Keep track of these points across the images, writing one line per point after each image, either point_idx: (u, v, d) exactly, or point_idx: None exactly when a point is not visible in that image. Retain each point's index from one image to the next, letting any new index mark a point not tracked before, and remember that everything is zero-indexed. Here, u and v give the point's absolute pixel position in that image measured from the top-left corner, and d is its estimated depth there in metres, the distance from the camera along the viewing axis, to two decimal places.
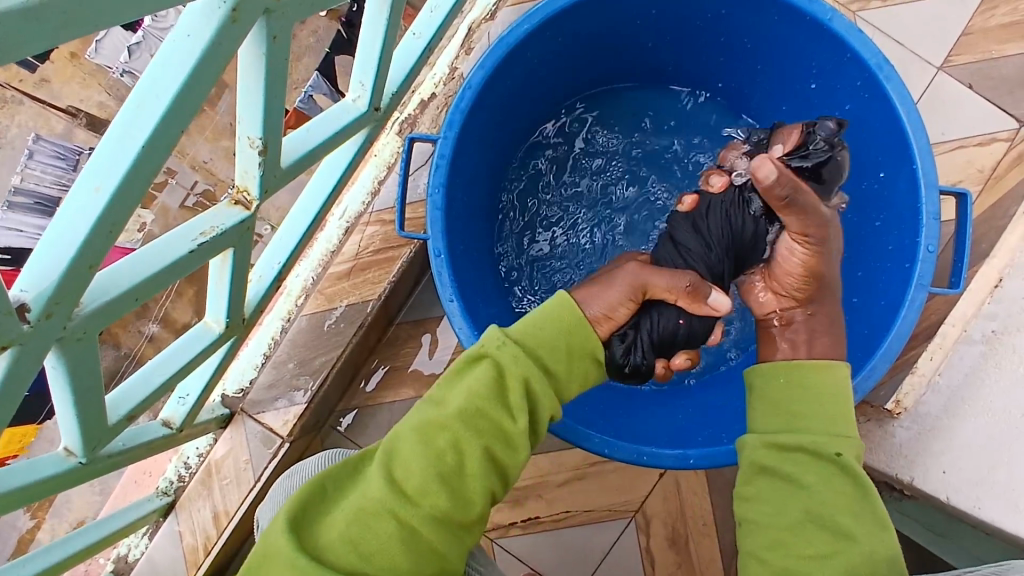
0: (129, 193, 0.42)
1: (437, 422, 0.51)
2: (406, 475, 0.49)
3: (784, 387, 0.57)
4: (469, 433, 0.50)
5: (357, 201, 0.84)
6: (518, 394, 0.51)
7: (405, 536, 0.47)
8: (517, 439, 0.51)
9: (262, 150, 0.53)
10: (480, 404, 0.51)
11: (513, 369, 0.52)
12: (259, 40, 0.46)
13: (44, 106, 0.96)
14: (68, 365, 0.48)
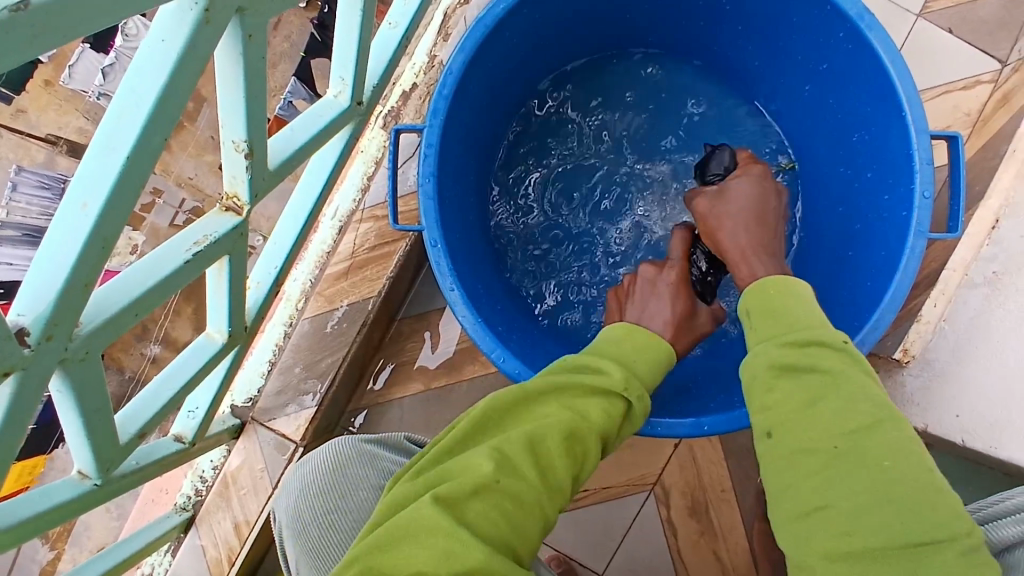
0: (118, 209, 0.42)
1: (582, 424, 0.49)
2: (547, 465, 0.47)
3: (773, 296, 0.53)
4: (600, 445, 0.50)
5: (348, 199, 0.84)
6: (641, 401, 0.53)
7: (540, 522, 0.45)
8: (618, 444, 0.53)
9: (249, 153, 0.52)
10: (615, 406, 0.51)
11: (630, 376, 0.53)
12: (234, 41, 0.45)
13: (23, 137, 0.95)
14: (74, 386, 0.48)
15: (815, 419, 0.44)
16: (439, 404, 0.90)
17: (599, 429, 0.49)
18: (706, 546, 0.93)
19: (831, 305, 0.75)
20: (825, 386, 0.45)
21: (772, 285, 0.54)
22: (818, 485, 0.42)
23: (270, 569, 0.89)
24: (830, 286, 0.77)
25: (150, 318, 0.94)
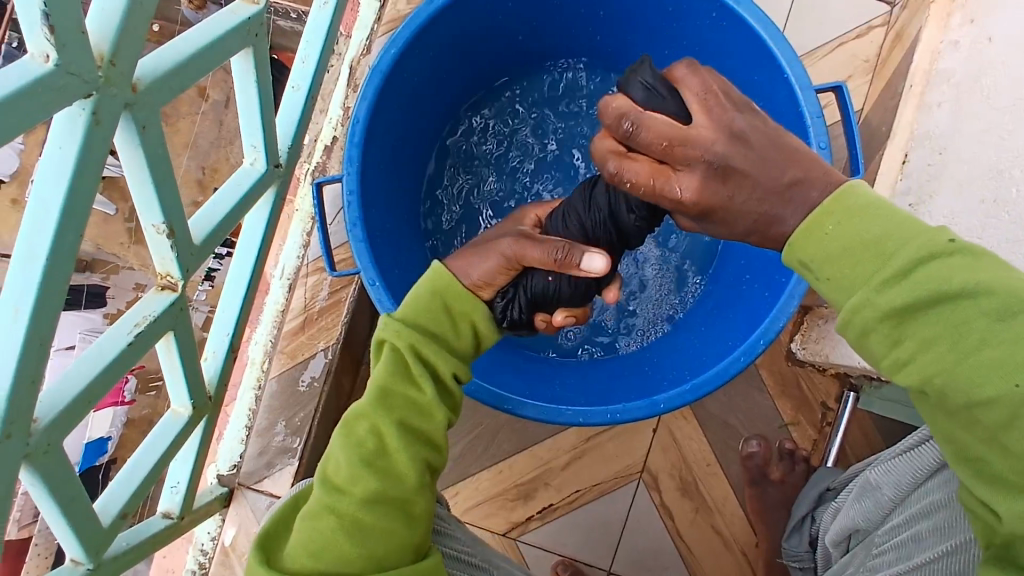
0: (49, 307, 0.45)
1: (352, 414, 0.52)
2: (334, 470, 0.50)
3: (831, 243, 0.44)
4: (383, 413, 0.51)
5: (292, 256, 0.86)
6: (420, 365, 0.52)
7: (347, 528, 0.47)
8: (432, 406, 0.52)
9: (169, 233, 0.56)
10: (384, 382, 0.51)
11: (402, 346, 0.53)
12: (130, 133, 0.49)
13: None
14: (41, 480, 0.50)
15: (970, 365, 0.39)
16: None
17: (388, 415, 0.51)
18: (703, 522, 0.95)
19: (758, 263, 0.78)
20: (959, 306, 0.40)
21: (814, 234, 0.45)
22: (976, 437, 0.40)
23: None
24: (752, 247, 0.80)
25: (154, 409, 0.97)
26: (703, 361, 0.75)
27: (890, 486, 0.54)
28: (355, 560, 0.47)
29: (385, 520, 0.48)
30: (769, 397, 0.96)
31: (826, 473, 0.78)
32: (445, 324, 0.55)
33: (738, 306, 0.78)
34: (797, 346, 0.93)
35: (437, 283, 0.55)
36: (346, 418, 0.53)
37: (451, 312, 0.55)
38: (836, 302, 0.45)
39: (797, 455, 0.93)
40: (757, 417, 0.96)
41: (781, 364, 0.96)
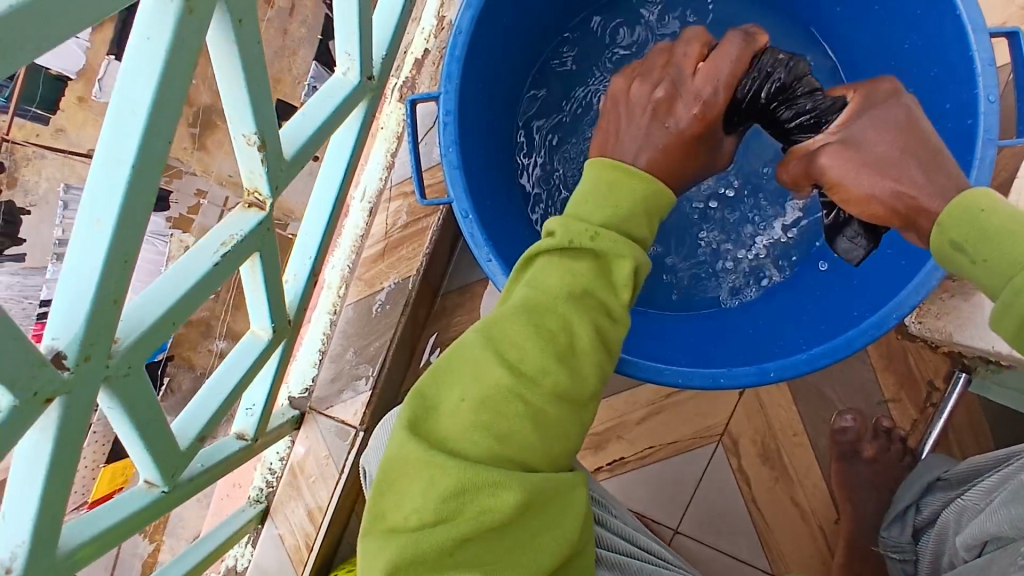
0: (134, 219, 0.41)
1: (541, 304, 0.49)
2: (519, 359, 0.47)
3: (988, 225, 0.43)
4: (580, 310, 0.49)
5: (375, 178, 0.82)
6: (627, 274, 0.50)
7: (533, 421, 0.46)
8: (621, 312, 0.51)
9: (261, 144, 0.51)
10: (587, 286, 0.49)
11: (622, 253, 0.50)
12: (225, 27, 0.43)
13: (66, 155, 0.87)
14: (120, 403, 0.47)
15: None
16: None
17: (588, 314, 0.49)
18: (782, 492, 0.90)
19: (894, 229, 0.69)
20: None
21: (969, 217, 0.44)
22: None
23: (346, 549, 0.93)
24: None
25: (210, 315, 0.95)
26: (818, 329, 0.68)
27: None
28: (536, 452, 0.47)
29: (562, 418, 0.48)
30: (870, 369, 0.89)
31: (937, 462, 0.72)
32: (646, 229, 0.53)
33: (864, 272, 0.70)
34: (911, 319, 0.85)
35: (649, 191, 0.53)
36: (526, 304, 0.49)
37: (649, 216, 0.53)
38: (990, 287, 0.43)
39: (894, 434, 0.87)
40: (854, 389, 0.89)
41: (887, 335, 0.88)
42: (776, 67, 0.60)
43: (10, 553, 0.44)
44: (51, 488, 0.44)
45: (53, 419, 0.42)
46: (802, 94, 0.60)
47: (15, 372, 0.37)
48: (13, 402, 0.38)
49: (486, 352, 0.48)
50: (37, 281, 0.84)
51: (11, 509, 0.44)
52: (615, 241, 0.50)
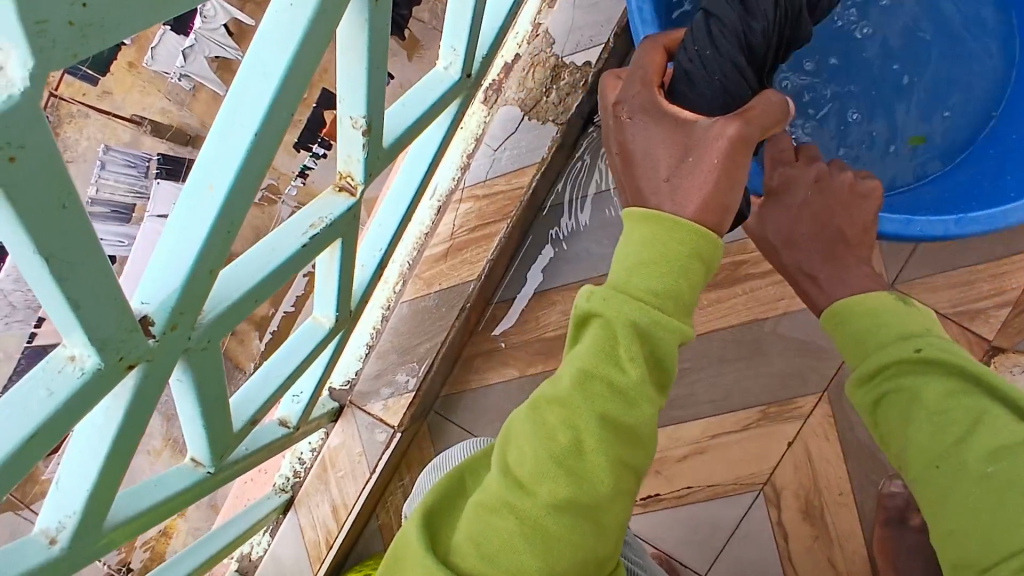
0: (245, 188, 0.39)
1: (546, 398, 0.42)
2: (519, 462, 0.41)
3: (855, 323, 0.54)
4: (581, 402, 0.40)
5: (447, 177, 0.81)
6: (629, 345, 0.40)
7: (528, 536, 0.39)
8: (639, 395, 0.40)
9: (366, 129, 0.49)
10: (585, 368, 0.40)
11: (613, 316, 0.40)
12: (362, 6, 0.42)
13: (111, 117, 0.83)
14: (190, 378, 0.45)
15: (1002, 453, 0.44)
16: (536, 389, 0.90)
17: (594, 408, 0.40)
18: (820, 552, 0.86)
19: None
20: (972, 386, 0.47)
21: (854, 310, 0.55)
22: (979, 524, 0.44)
23: (364, 548, 0.94)
24: None
25: None
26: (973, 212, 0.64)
27: None
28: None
29: (570, 530, 0.39)
30: None
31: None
32: (673, 282, 0.41)
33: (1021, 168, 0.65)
34: None
35: (664, 225, 0.42)
36: (535, 400, 0.43)
37: (679, 262, 0.41)
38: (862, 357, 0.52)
39: None
40: None
41: None
42: (711, 14, 0.49)
43: (58, 522, 0.42)
44: (107, 465, 0.41)
45: (129, 386, 0.39)
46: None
47: (108, 334, 0.34)
48: (97, 366, 0.35)
49: (496, 458, 0.43)
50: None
51: (67, 475, 0.41)
52: (605, 297, 0.41)
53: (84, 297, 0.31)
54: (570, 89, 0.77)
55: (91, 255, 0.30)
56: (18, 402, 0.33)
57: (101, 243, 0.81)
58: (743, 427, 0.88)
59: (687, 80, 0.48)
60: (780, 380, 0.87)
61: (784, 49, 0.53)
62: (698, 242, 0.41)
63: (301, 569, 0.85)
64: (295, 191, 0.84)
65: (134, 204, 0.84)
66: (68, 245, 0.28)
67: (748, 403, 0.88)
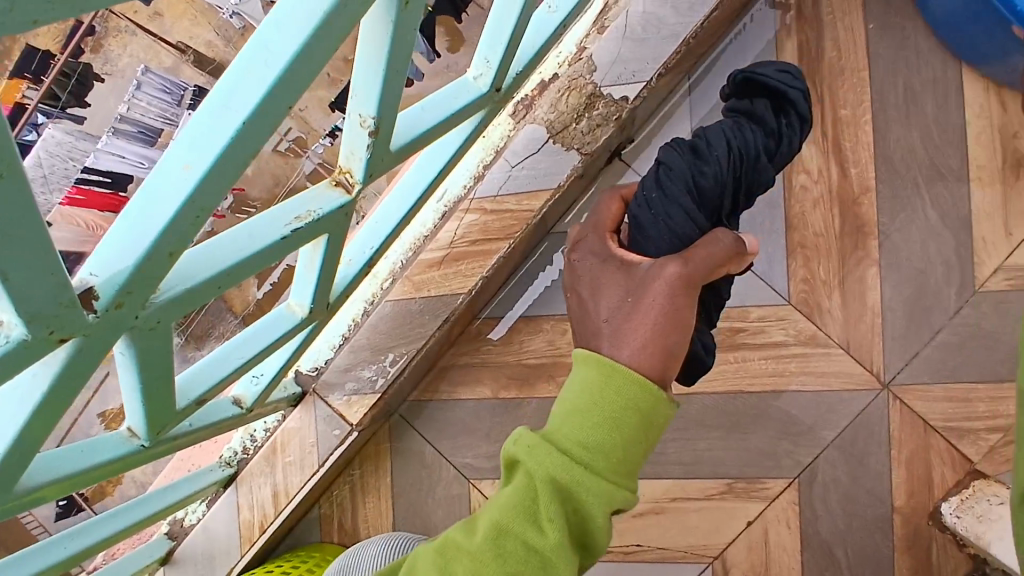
0: (224, 174, 0.36)
1: (458, 545, 0.40)
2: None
3: None
4: (491, 560, 0.39)
5: (459, 184, 0.78)
6: (548, 506, 0.38)
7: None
8: (555, 559, 0.38)
9: (374, 130, 0.47)
10: (500, 522, 0.39)
11: (535, 469, 0.39)
12: (390, 5, 0.40)
13: (157, 39, 0.71)
14: (132, 354, 0.43)
15: None
16: (505, 413, 0.88)
17: (503, 572, 0.38)
18: None
19: None
20: None
21: None
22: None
23: (299, 535, 0.93)
24: None
25: None
26: None
27: None
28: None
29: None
30: (889, 546, 0.82)
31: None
32: (604, 438, 0.39)
33: None
34: (949, 510, 0.78)
35: (607, 382, 0.40)
36: (444, 544, 0.41)
37: (613, 419, 0.40)
38: None
39: None
40: (865, 559, 0.82)
41: (916, 516, 0.81)
42: (664, 164, 0.51)
43: None
44: (27, 430, 0.39)
45: (61, 356, 0.36)
46: (714, 149, 0.51)
47: (38, 308, 0.31)
48: (25, 336, 0.32)
49: None
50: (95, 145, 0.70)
51: None
52: (534, 451, 0.40)
53: (13, 268, 0.28)
54: (601, 121, 0.74)
55: (27, 224, 0.28)
56: None
57: (122, 161, 0.71)
58: (704, 498, 0.85)
59: (640, 224, 0.50)
60: (752, 457, 0.84)
61: (747, 191, 0.53)
62: (639, 405, 0.40)
63: (228, 550, 0.83)
64: (321, 149, 0.77)
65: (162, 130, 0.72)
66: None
67: (716, 473, 0.85)
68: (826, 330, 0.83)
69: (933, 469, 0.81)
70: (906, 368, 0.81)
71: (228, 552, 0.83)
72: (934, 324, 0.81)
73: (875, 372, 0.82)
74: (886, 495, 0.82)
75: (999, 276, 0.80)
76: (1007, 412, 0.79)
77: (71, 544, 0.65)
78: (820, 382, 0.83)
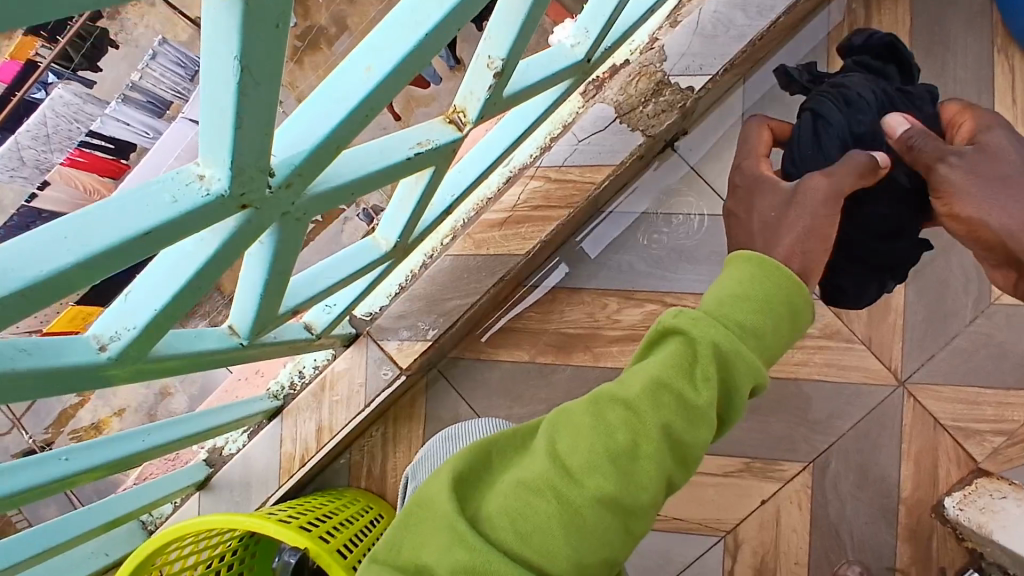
0: (396, 81, 0.41)
1: (613, 395, 0.42)
2: (571, 451, 0.40)
3: None
4: (651, 406, 0.41)
5: (526, 154, 0.83)
6: (708, 364, 0.41)
7: (566, 521, 0.39)
8: (704, 415, 0.41)
9: (499, 72, 0.51)
10: (660, 375, 0.41)
11: (698, 336, 0.41)
12: None
13: (175, 13, 0.97)
14: (274, 245, 0.47)
15: None
16: (538, 377, 0.92)
17: (663, 418, 0.40)
18: None
19: None
20: None
21: None
22: None
23: (325, 479, 0.96)
24: None
25: None
26: None
27: None
28: (563, 562, 0.39)
29: (607, 528, 0.40)
30: (893, 535, 0.86)
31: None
32: (756, 319, 0.43)
33: None
34: (952, 503, 0.83)
35: (762, 275, 0.45)
36: (593, 395, 0.42)
37: (763, 302, 0.44)
38: None
39: None
40: (869, 546, 0.87)
41: (920, 508, 0.86)
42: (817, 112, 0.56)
43: (113, 332, 0.43)
44: (180, 295, 0.43)
45: (231, 224, 0.41)
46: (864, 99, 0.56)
47: (245, 165, 0.36)
48: (223, 193, 0.37)
49: (540, 439, 0.42)
50: (96, 111, 0.94)
51: (139, 292, 0.43)
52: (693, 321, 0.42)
53: (249, 119, 0.33)
54: (667, 107, 0.80)
55: (270, 81, 0.33)
56: (145, 198, 0.35)
57: (127, 126, 0.97)
58: (721, 474, 0.90)
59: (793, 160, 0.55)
60: (771, 440, 0.89)
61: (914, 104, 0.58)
62: (784, 293, 0.44)
63: (266, 480, 0.86)
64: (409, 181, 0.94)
65: (170, 100, 1.00)
66: (257, 56, 0.30)
67: (735, 452, 0.90)
68: (852, 326, 0.88)
69: (940, 466, 0.86)
70: (922, 368, 0.87)
71: (265, 482, 0.86)
72: (951, 330, 0.87)
73: (893, 369, 0.87)
74: (893, 486, 0.87)
75: (1015, 290, 0.86)
76: (1012, 418, 0.85)
77: (145, 439, 0.70)
78: (841, 374, 0.88)
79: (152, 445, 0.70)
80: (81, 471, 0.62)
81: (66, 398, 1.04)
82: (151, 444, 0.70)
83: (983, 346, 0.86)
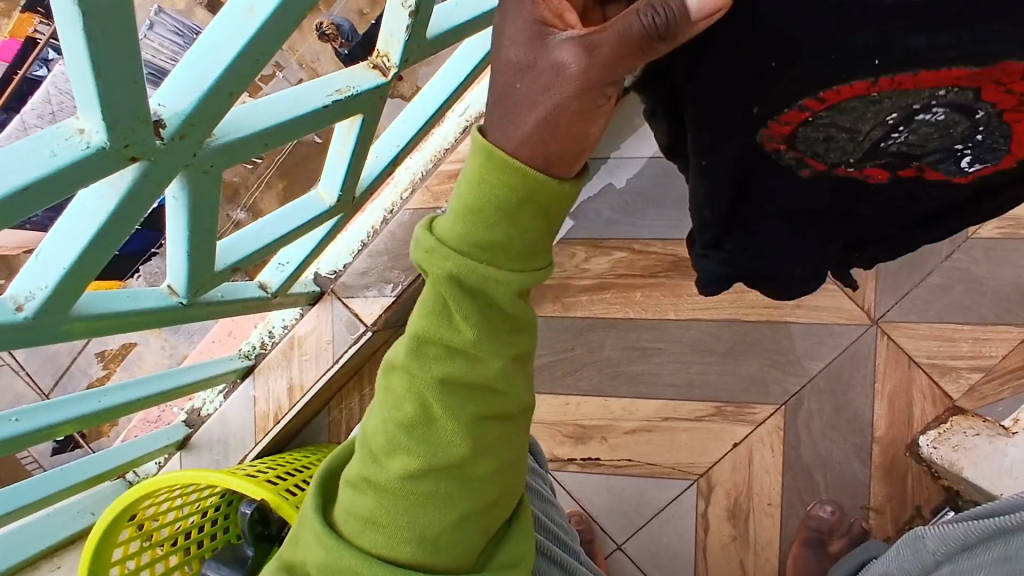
0: (282, 21, 0.40)
1: (392, 365, 0.43)
2: (376, 431, 0.43)
3: None
4: (420, 366, 0.41)
5: (481, 101, 0.82)
6: (460, 305, 0.39)
7: (389, 502, 0.42)
8: (483, 352, 0.40)
9: (414, 11, 0.50)
10: (420, 334, 0.41)
11: (440, 273, 0.38)
12: None
13: None
14: (186, 198, 0.47)
15: None
16: None
17: (440, 375, 0.40)
18: (734, 553, 0.88)
19: None
20: None
21: None
22: None
23: (306, 438, 0.98)
24: None
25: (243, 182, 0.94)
26: None
27: (935, 538, 0.46)
28: (407, 539, 0.42)
29: (433, 491, 0.42)
30: (867, 473, 0.86)
31: (875, 548, 0.71)
32: (513, 233, 0.37)
33: None
34: (926, 441, 0.82)
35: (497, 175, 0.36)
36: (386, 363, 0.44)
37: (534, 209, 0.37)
38: None
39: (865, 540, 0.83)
40: (843, 484, 0.86)
41: (894, 447, 0.85)
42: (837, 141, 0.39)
43: (28, 292, 0.44)
44: (85, 255, 0.42)
45: (127, 179, 0.40)
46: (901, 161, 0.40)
47: (121, 115, 0.35)
48: (103, 145, 0.36)
49: (362, 425, 0.45)
50: None
51: (47, 252, 0.42)
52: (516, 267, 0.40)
53: (106, 66, 0.32)
54: None
55: (122, 23, 0.32)
56: (23, 154, 0.33)
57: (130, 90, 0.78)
58: (695, 418, 0.90)
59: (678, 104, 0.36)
60: (742, 383, 0.89)
61: None
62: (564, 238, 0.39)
63: (243, 438, 0.87)
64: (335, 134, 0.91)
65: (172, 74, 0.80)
66: None
67: (707, 396, 0.90)
68: None
69: (915, 405, 0.84)
70: (896, 307, 0.85)
71: (242, 440, 0.87)
72: (927, 266, 0.85)
73: (865, 309, 0.86)
74: (867, 426, 0.86)
75: (996, 222, 0.83)
76: (989, 353, 0.83)
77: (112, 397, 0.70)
78: (811, 315, 0.87)
79: (118, 405, 0.70)
80: (36, 431, 0.61)
81: (91, 372, 1.05)
82: (117, 403, 0.70)
83: (960, 282, 0.84)
